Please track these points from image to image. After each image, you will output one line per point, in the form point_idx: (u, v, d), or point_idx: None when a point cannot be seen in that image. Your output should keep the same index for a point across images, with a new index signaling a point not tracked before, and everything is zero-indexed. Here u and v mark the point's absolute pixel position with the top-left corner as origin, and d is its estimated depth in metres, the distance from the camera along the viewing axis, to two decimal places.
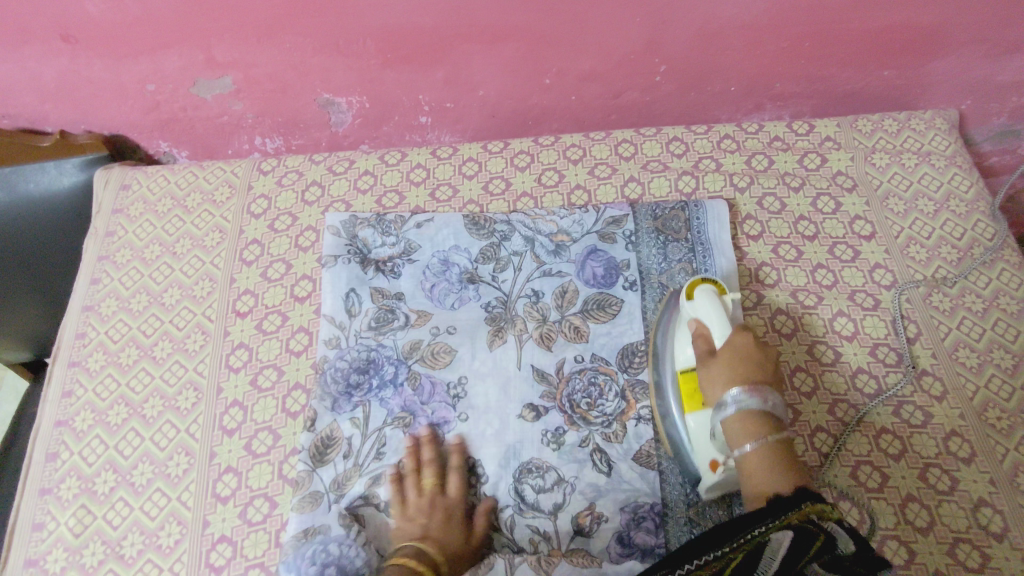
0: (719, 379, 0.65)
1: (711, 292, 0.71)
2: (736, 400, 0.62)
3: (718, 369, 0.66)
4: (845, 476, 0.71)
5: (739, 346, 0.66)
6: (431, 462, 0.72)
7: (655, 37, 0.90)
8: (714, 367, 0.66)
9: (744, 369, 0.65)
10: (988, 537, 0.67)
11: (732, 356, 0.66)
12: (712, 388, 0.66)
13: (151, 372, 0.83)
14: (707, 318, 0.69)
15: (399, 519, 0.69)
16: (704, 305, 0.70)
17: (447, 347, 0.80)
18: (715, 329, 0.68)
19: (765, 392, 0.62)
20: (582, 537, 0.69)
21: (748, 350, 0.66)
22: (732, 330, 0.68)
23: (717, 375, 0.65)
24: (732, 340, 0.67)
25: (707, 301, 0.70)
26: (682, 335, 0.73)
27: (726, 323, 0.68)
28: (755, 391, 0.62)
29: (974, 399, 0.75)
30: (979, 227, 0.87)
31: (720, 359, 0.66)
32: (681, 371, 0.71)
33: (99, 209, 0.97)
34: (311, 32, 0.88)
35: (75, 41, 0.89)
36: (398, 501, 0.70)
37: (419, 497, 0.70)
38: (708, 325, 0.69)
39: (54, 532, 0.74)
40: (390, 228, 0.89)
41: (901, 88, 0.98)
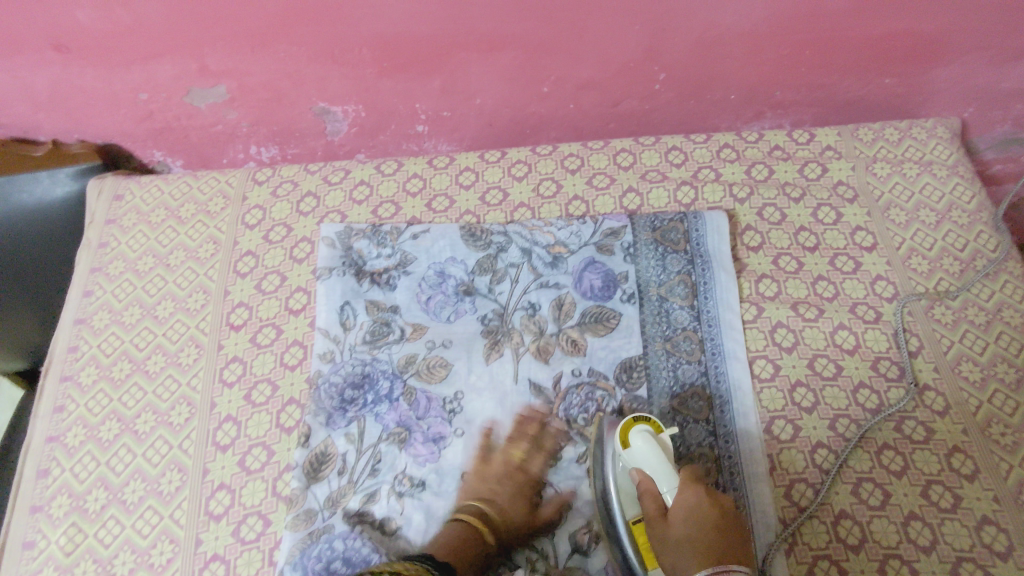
0: (677, 551, 0.59)
1: (647, 434, 0.66)
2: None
3: (675, 536, 0.60)
4: (846, 494, 0.70)
5: (690, 505, 0.61)
6: (525, 440, 0.73)
7: (653, 45, 0.89)
8: (670, 535, 0.60)
9: (700, 536, 0.59)
10: (991, 556, 0.66)
11: (686, 520, 0.60)
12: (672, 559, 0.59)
13: (144, 387, 0.82)
14: (650, 469, 0.64)
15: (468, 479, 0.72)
16: (646, 452, 0.65)
17: (443, 361, 0.79)
18: (662, 482, 0.63)
19: (729, 566, 0.57)
20: (580, 555, 0.69)
21: (700, 505, 0.61)
22: (679, 482, 0.63)
23: (675, 544, 0.59)
24: (681, 497, 0.62)
25: (647, 447, 0.65)
26: (626, 486, 0.66)
27: (670, 470, 0.64)
28: (722, 573, 0.56)
29: (977, 415, 0.74)
30: (981, 238, 0.85)
31: (675, 522, 0.61)
32: (632, 527, 0.64)
33: (92, 220, 0.96)
34: (306, 41, 0.87)
35: (67, 51, 0.88)
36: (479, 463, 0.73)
37: (499, 466, 0.72)
38: (653, 476, 0.64)
39: (44, 551, 0.73)
40: (385, 239, 0.88)
41: (902, 96, 0.97)
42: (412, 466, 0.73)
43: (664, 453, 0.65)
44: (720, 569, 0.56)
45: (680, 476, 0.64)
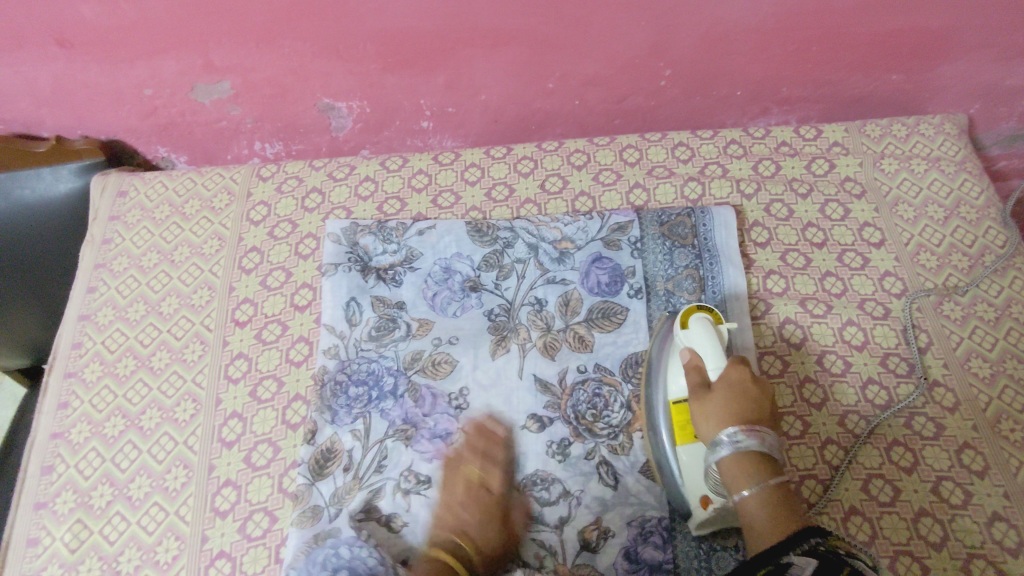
0: (712, 415, 0.63)
1: (705, 320, 0.69)
2: (735, 438, 0.61)
3: (713, 402, 0.64)
4: (856, 490, 0.70)
5: (734, 380, 0.65)
6: (478, 458, 0.72)
7: (660, 41, 0.88)
8: (709, 400, 0.64)
9: (737, 404, 0.63)
10: (1002, 553, 0.66)
11: (728, 389, 0.64)
12: (704, 424, 0.64)
13: (149, 383, 0.82)
14: (701, 347, 0.68)
15: (435, 519, 0.69)
16: (698, 333, 0.68)
17: (449, 357, 0.78)
18: (711, 360, 0.67)
19: (761, 428, 0.62)
20: (588, 552, 0.68)
21: (745, 384, 0.64)
22: (727, 363, 0.66)
23: (712, 408, 0.64)
24: (728, 372, 0.65)
25: (700, 329, 0.68)
26: (676, 364, 0.70)
27: (721, 353, 0.67)
28: (752, 429, 0.61)
29: (987, 410, 0.74)
30: (990, 234, 0.85)
31: (717, 391, 0.64)
32: (672, 402, 0.69)
33: (96, 216, 0.96)
34: (311, 36, 0.87)
35: (70, 46, 0.87)
36: (446, 491, 0.71)
37: (464, 493, 0.70)
38: (702, 355, 0.67)
39: (49, 548, 0.73)
40: (391, 235, 0.87)
41: (909, 93, 0.97)
42: (417, 463, 0.73)
43: (718, 339, 0.68)
44: (752, 427, 0.61)
45: (729, 358, 0.67)
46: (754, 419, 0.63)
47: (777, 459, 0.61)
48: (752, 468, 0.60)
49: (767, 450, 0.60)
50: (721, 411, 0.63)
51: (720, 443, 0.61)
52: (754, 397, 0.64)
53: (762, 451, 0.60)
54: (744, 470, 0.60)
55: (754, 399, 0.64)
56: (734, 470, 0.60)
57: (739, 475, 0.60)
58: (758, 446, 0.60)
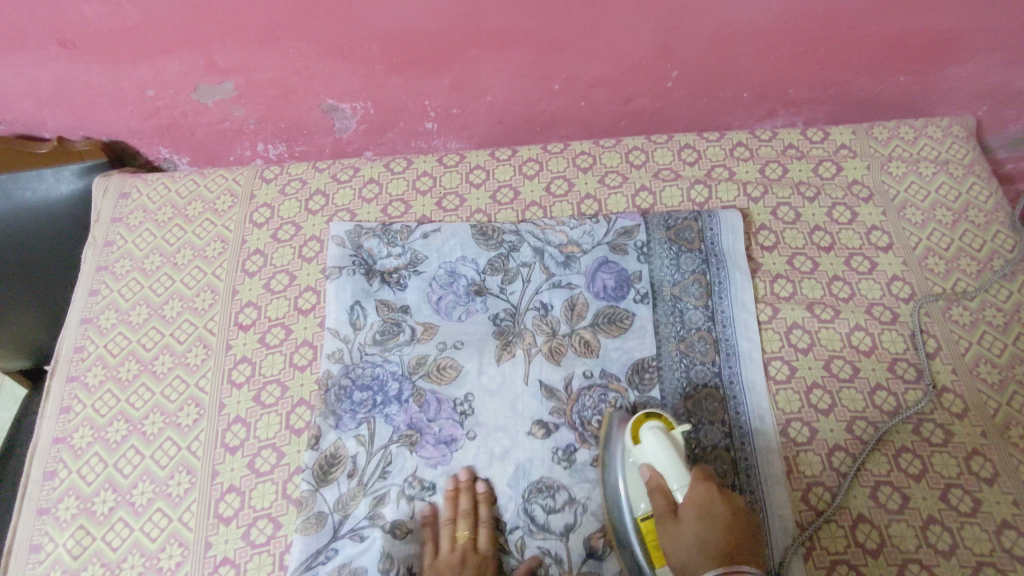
0: (685, 552, 0.59)
1: (659, 432, 0.65)
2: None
3: (683, 533, 0.59)
4: (864, 497, 0.70)
5: (701, 505, 0.60)
6: (463, 516, 0.69)
7: (667, 42, 0.88)
8: (678, 532, 0.60)
9: (708, 535, 0.59)
10: (1011, 561, 0.65)
11: (697, 518, 0.60)
12: (677, 558, 0.59)
13: (151, 387, 0.81)
14: (661, 466, 0.63)
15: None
16: (655, 450, 0.64)
17: (453, 362, 0.78)
18: (673, 480, 0.63)
19: (737, 565, 0.57)
20: (594, 560, 0.68)
21: (711, 507, 0.60)
22: (690, 481, 0.62)
23: (683, 544, 0.59)
24: (692, 495, 0.61)
25: (655, 445, 0.64)
26: (637, 481, 0.66)
27: (681, 469, 0.63)
28: (731, 572, 0.56)
29: (996, 417, 0.73)
30: (998, 238, 0.85)
31: (685, 519, 0.60)
32: (642, 522, 0.64)
33: (98, 217, 0.95)
34: (315, 37, 0.86)
35: (72, 46, 0.87)
36: (431, 554, 0.69)
37: (451, 554, 0.68)
38: (663, 474, 0.63)
39: (51, 554, 0.72)
40: (395, 238, 0.87)
41: (917, 94, 0.96)
42: (423, 468, 0.73)
43: (676, 452, 0.64)
44: (730, 568, 0.56)
45: (691, 474, 0.63)
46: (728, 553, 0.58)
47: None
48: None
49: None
50: (694, 546, 0.58)
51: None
52: (725, 522, 0.60)
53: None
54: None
55: (726, 527, 0.59)
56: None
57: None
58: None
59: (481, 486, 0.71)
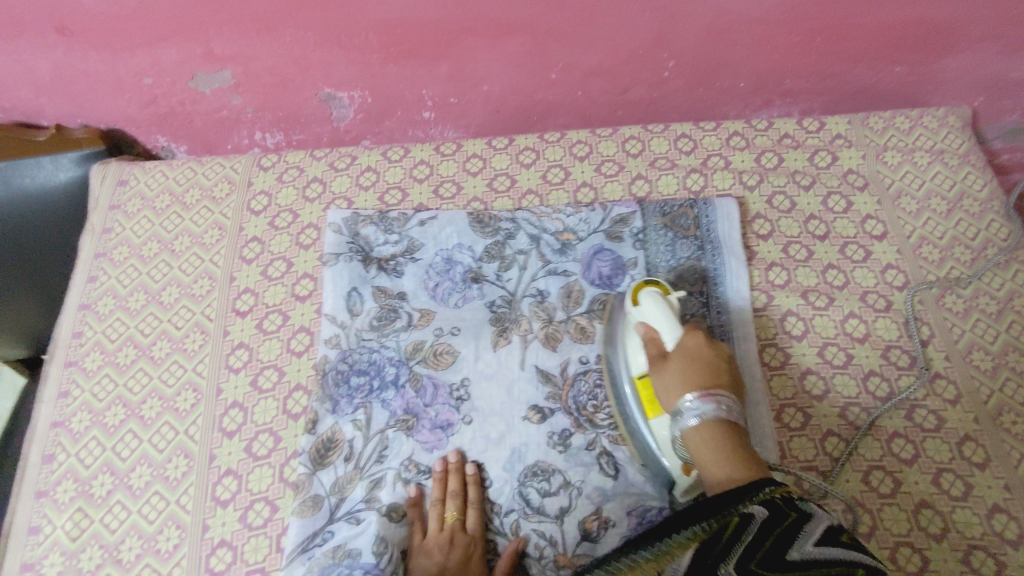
0: (673, 385, 0.62)
1: (655, 293, 0.68)
2: (696, 408, 0.59)
3: (672, 371, 0.63)
4: (857, 481, 0.70)
5: (689, 347, 0.64)
6: (451, 497, 0.70)
7: (663, 32, 0.88)
8: (667, 371, 0.63)
9: (693, 370, 0.62)
10: (1002, 544, 0.66)
11: (684, 358, 0.63)
12: (665, 396, 0.62)
13: (149, 372, 0.82)
14: (655, 322, 0.67)
15: (414, 561, 0.68)
16: (651, 308, 0.67)
17: (450, 347, 0.78)
18: (665, 330, 0.66)
19: (717, 392, 0.60)
20: (588, 543, 0.68)
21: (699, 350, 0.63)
22: (681, 331, 0.65)
23: (671, 378, 0.62)
24: (682, 342, 0.64)
25: (651, 303, 0.67)
26: (634, 339, 0.69)
27: (675, 323, 0.66)
28: (710, 395, 0.59)
29: (988, 403, 0.74)
30: (993, 227, 0.85)
31: (674, 359, 0.63)
32: (637, 376, 0.68)
33: (96, 205, 0.96)
34: (312, 25, 0.86)
35: (70, 33, 0.87)
36: (419, 536, 0.70)
37: (439, 534, 0.69)
38: (657, 329, 0.67)
39: (50, 536, 0.73)
40: (392, 225, 0.87)
41: (912, 85, 0.97)
42: (419, 452, 0.73)
43: (672, 310, 0.67)
44: (709, 392, 0.59)
45: (684, 326, 0.66)
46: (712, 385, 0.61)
47: (737, 421, 0.59)
48: (713, 434, 0.58)
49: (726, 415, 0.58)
50: (679, 380, 0.62)
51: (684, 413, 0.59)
52: (712, 363, 0.63)
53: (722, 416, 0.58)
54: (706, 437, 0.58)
55: (712, 366, 0.62)
56: (697, 439, 0.58)
57: (703, 442, 0.58)
58: (717, 412, 0.58)
59: (474, 471, 0.72)
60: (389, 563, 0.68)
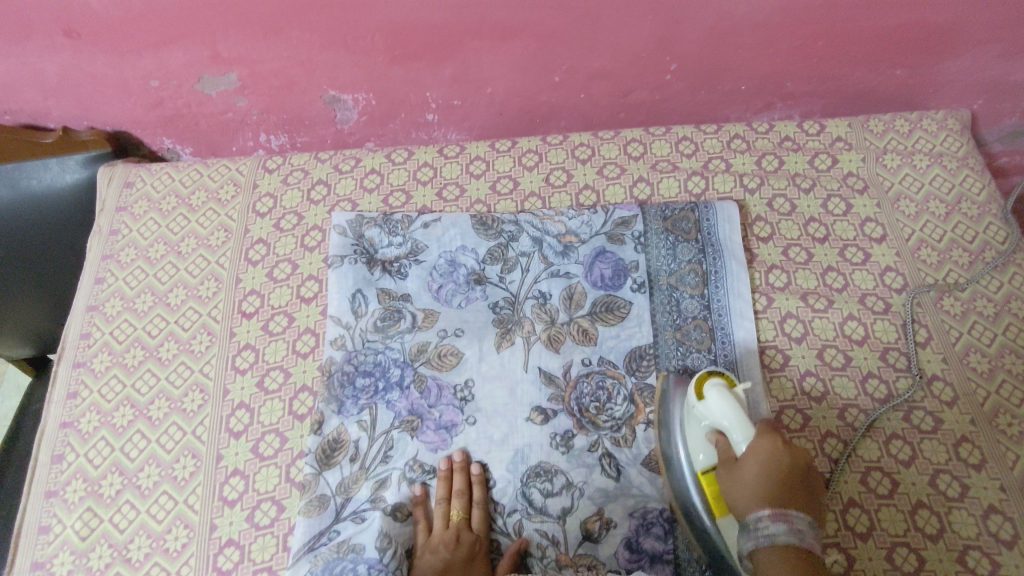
0: (742, 496, 0.60)
1: (721, 386, 0.66)
2: (767, 525, 0.57)
3: (740, 477, 0.61)
4: (855, 482, 0.71)
5: (762, 453, 0.61)
6: (456, 496, 0.71)
7: (666, 35, 0.88)
8: (736, 474, 0.62)
9: (765, 480, 0.60)
10: (997, 545, 0.67)
11: (756, 465, 0.61)
12: (736, 503, 0.61)
13: (157, 373, 0.83)
14: (721, 419, 0.65)
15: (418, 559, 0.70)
16: (716, 403, 0.65)
17: (454, 349, 0.79)
18: (734, 433, 0.64)
19: (789, 511, 0.58)
20: (590, 543, 0.69)
21: (774, 456, 0.61)
22: (753, 433, 0.63)
23: (741, 483, 0.61)
24: (755, 444, 0.62)
25: (718, 398, 0.65)
26: (698, 433, 0.67)
27: (745, 422, 0.64)
28: (782, 515, 0.57)
29: (985, 405, 0.74)
30: (990, 230, 0.86)
31: (746, 466, 0.61)
32: (700, 474, 0.66)
33: (103, 207, 0.96)
34: (319, 28, 0.87)
35: (77, 36, 0.87)
36: (425, 534, 0.71)
37: (444, 532, 0.70)
38: (725, 428, 0.64)
39: (60, 535, 0.74)
40: (396, 227, 0.88)
41: (912, 88, 0.97)
42: (423, 453, 0.74)
43: (739, 405, 0.65)
44: (779, 509, 0.58)
45: (755, 428, 0.63)
46: (782, 500, 0.59)
47: (812, 546, 0.57)
48: (784, 558, 0.56)
49: (798, 537, 0.57)
50: (749, 487, 0.60)
51: (757, 532, 0.58)
52: (784, 472, 0.60)
53: (794, 537, 0.57)
54: (778, 565, 0.56)
55: (784, 473, 0.60)
56: (770, 563, 0.56)
57: (776, 569, 0.56)
58: (789, 531, 0.57)
59: (479, 471, 0.73)
60: (393, 558, 0.68)
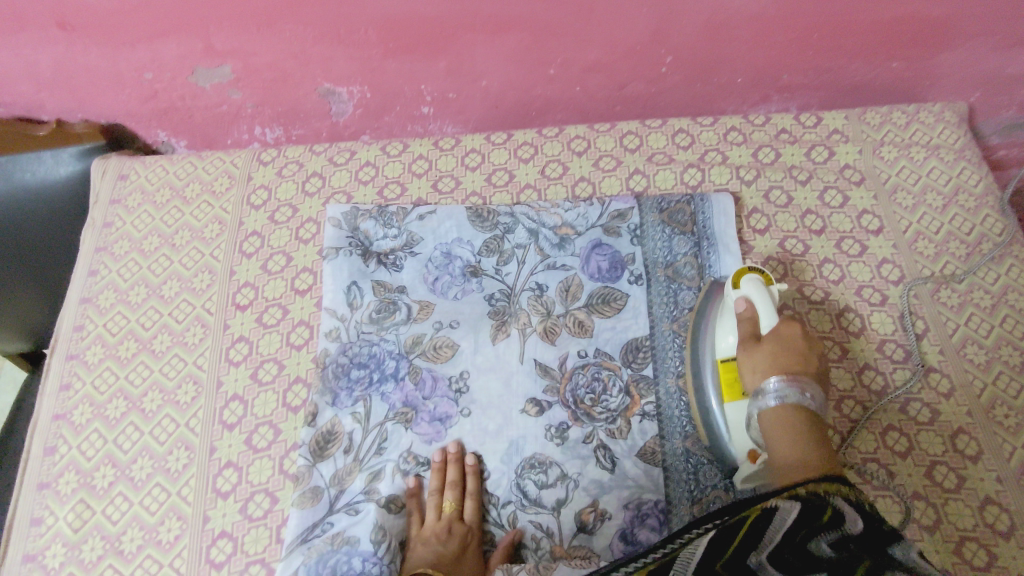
0: (759, 366, 0.65)
1: (757, 283, 0.71)
2: (776, 387, 0.61)
3: (761, 352, 0.65)
4: (851, 474, 0.71)
5: (783, 333, 0.66)
6: (450, 487, 0.71)
7: (661, 27, 0.88)
8: (755, 352, 0.66)
9: (783, 355, 0.64)
10: (994, 536, 0.67)
11: (776, 344, 0.65)
12: (753, 374, 0.65)
13: (150, 365, 0.82)
14: (755, 305, 0.69)
15: (413, 550, 0.69)
16: (750, 292, 0.70)
17: (450, 341, 0.79)
18: (763, 318, 0.68)
19: (803, 378, 0.62)
20: (584, 534, 0.69)
21: (793, 336, 0.66)
22: (780, 320, 0.68)
23: (760, 360, 0.65)
24: (778, 327, 0.67)
25: (754, 287, 0.70)
26: (727, 320, 0.72)
27: (773, 311, 0.68)
28: (795, 379, 0.61)
29: (982, 397, 0.74)
30: (988, 222, 0.85)
31: (766, 342, 0.66)
32: (722, 358, 0.71)
33: (96, 200, 0.96)
34: (313, 20, 0.87)
35: (70, 28, 0.87)
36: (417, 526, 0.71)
37: (436, 524, 0.70)
38: (756, 311, 0.69)
39: (52, 527, 0.73)
40: (391, 220, 0.87)
41: (909, 80, 0.97)
42: (417, 444, 0.74)
43: (770, 297, 0.70)
44: (794, 375, 0.62)
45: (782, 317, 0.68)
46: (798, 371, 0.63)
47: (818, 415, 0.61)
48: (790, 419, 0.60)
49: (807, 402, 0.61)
50: (766, 361, 0.64)
51: (765, 394, 0.62)
52: (801, 350, 0.65)
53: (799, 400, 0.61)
54: (783, 421, 0.61)
55: (800, 356, 0.65)
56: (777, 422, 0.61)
57: (778, 423, 0.61)
58: (796, 394, 0.61)
59: (475, 462, 0.73)
60: (387, 551, 0.68)
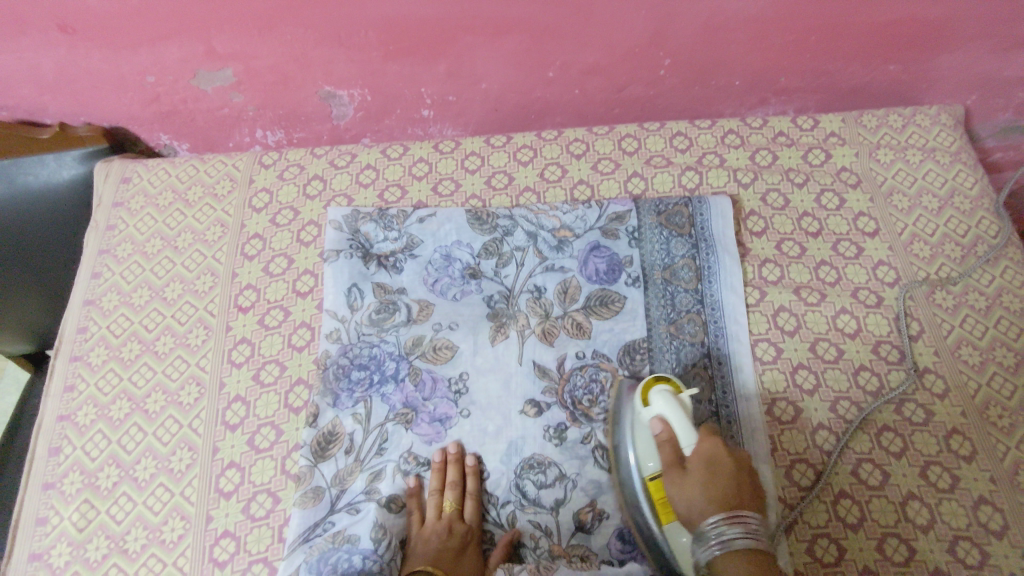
0: (693, 504, 0.62)
1: (669, 395, 0.67)
2: (720, 529, 0.59)
3: (694, 483, 0.62)
4: (846, 474, 0.72)
5: (707, 458, 0.63)
6: (450, 487, 0.72)
7: (659, 30, 0.89)
8: (687, 482, 0.62)
9: (715, 486, 0.62)
10: (987, 535, 0.67)
11: (706, 473, 0.62)
12: (689, 507, 0.62)
13: (154, 366, 0.83)
14: (674, 425, 0.65)
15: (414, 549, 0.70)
16: (667, 410, 0.66)
17: (449, 343, 0.79)
18: (685, 439, 0.65)
19: (742, 512, 0.60)
20: (583, 534, 0.70)
21: (718, 459, 0.63)
22: (701, 438, 0.64)
23: (694, 492, 0.62)
24: (702, 450, 0.63)
25: (668, 404, 0.66)
26: (645, 439, 0.67)
27: (693, 429, 0.65)
28: (738, 518, 0.59)
29: (976, 397, 0.75)
30: (983, 224, 0.86)
31: (696, 471, 0.63)
32: (648, 481, 0.66)
33: (100, 202, 0.97)
34: (313, 23, 0.87)
35: (73, 31, 0.88)
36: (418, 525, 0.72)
37: (437, 522, 0.71)
38: (677, 431, 0.65)
39: (57, 527, 0.74)
40: (392, 222, 0.88)
41: (905, 83, 0.98)
42: (417, 445, 0.75)
43: (686, 412, 0.66)
44: (734, 513, 0.60)
45: (700, 432, 0.65)
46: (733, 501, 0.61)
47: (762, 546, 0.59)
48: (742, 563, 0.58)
49: (753, 539, 0.59)
50: (702, 494, 0.61)
51: (710, 537, 0.59)
52: (727, 474, 0.63)
53: (747, 540, 0.59)
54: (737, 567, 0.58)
55: (729, 481, 0.62)
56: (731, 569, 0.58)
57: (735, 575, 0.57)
58: (742, 535, 0.59)
59: (475, 462, 0.74)
60: (387, 549, 0.69)
